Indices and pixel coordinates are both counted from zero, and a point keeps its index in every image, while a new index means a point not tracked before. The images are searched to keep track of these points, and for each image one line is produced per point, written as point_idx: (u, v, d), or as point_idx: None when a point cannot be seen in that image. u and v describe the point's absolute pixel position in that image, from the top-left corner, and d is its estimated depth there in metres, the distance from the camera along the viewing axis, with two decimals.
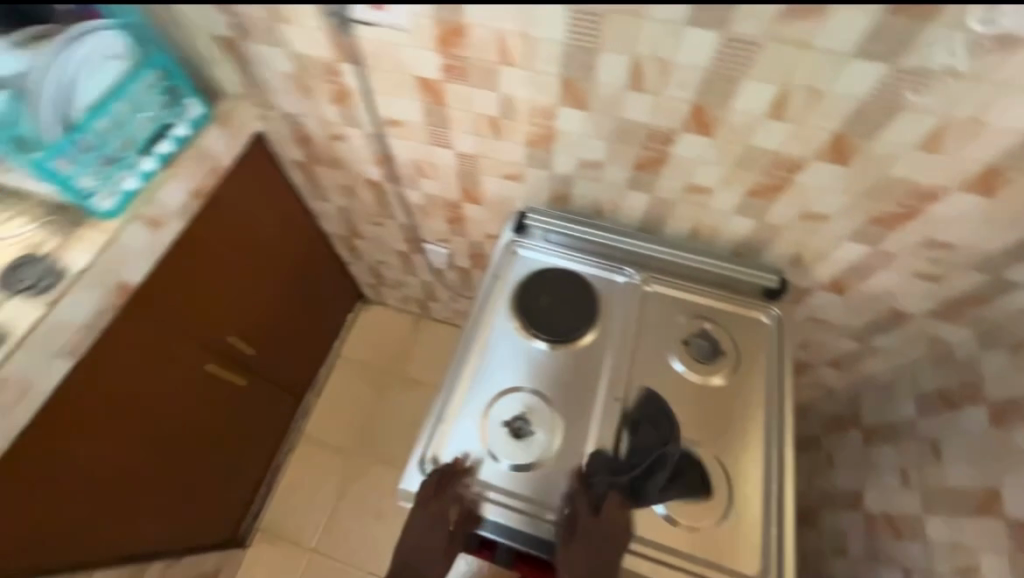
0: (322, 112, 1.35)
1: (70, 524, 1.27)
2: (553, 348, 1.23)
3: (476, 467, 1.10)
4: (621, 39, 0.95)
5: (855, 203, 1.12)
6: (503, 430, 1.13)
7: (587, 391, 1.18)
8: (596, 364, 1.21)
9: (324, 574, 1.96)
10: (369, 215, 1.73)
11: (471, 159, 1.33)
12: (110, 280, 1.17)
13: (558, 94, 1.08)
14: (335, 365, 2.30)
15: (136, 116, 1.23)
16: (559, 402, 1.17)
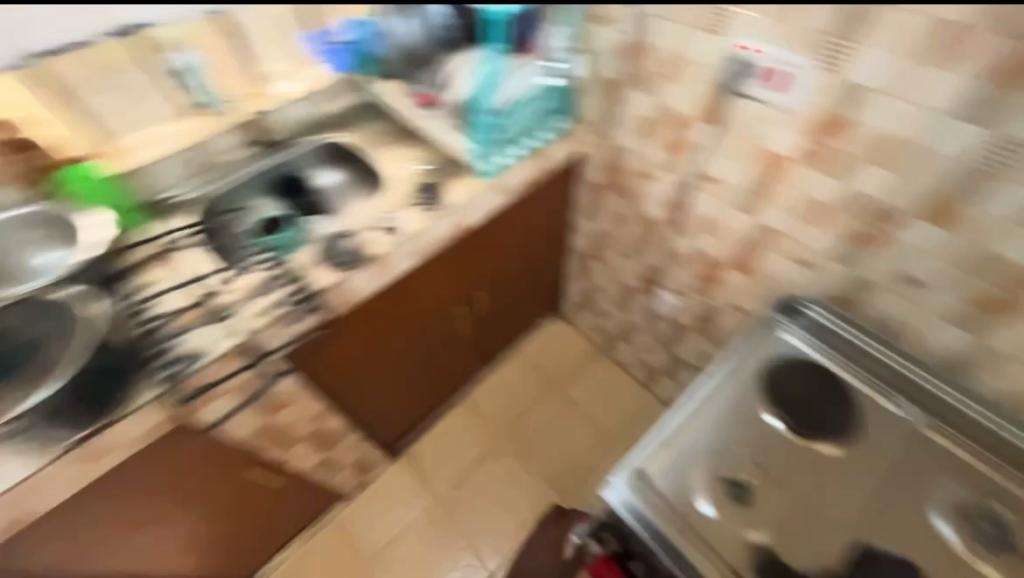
0: (650, 158, 1.16)
1: (257, 457, 1.13)
2: (813, 439, 0.90)
3: (688, 493, 0.83)
4: (911, 85, 0.75)
5: (994, 313, 0.85)
6: (719, 481, 0.85)
7: (837, 504, 0.83)
8: (861, 482, 0.86)
9: (387, 572, 1.58)
10: (623, 250, 1.45)
11: (771, 234, 1.04)
12: (412, 201, 1.13)
13: (912, 137, 0.78)
14: (512, 357, 2.00)
15: (543, 101, 1.17)
16: (806, 502, 0.83)
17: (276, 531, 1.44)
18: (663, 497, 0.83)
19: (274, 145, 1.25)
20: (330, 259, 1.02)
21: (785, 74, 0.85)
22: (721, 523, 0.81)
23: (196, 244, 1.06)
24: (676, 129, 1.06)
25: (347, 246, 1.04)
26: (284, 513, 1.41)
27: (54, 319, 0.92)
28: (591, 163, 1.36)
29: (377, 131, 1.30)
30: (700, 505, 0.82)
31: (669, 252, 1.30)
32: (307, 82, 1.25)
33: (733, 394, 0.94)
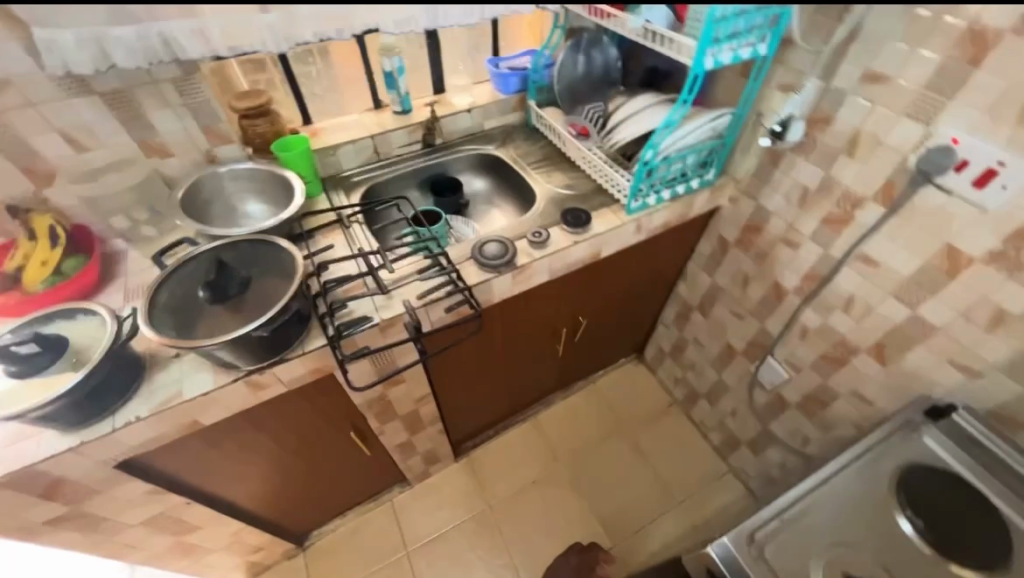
0: (804, 226, 1.14)
1: (374, 414, 1.20)
2: (955, 564, 0.80)
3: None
4: None
5: None
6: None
7: None
8: None
9: (426, 572, 1.55)
10: (738, 305, 1.43)
11: (925, 329, 0.97)
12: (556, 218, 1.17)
13: None
14: (585, 389, 1.99)
15: (704, 148, 1.14)
16: None
17: (345, 495, 1.51)
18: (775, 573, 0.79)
19: (435, 147, 1.40)
20: (483, 261, 1.04)
21: (990, 170, 0.78)
22: None
23: (362, 221, 1.17)
24: (840, 206, 1.03)
25: (496, 247, 1.07)
26: (358, 480, 1.47)
27: (267, 262, 0.89)
28: (722, 217, 1.36)
29: (526, 151, 1.41)
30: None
31: (796, 326, 1.25)
32: (476, 98, 1.41)
33: (864, 482, 0.89)
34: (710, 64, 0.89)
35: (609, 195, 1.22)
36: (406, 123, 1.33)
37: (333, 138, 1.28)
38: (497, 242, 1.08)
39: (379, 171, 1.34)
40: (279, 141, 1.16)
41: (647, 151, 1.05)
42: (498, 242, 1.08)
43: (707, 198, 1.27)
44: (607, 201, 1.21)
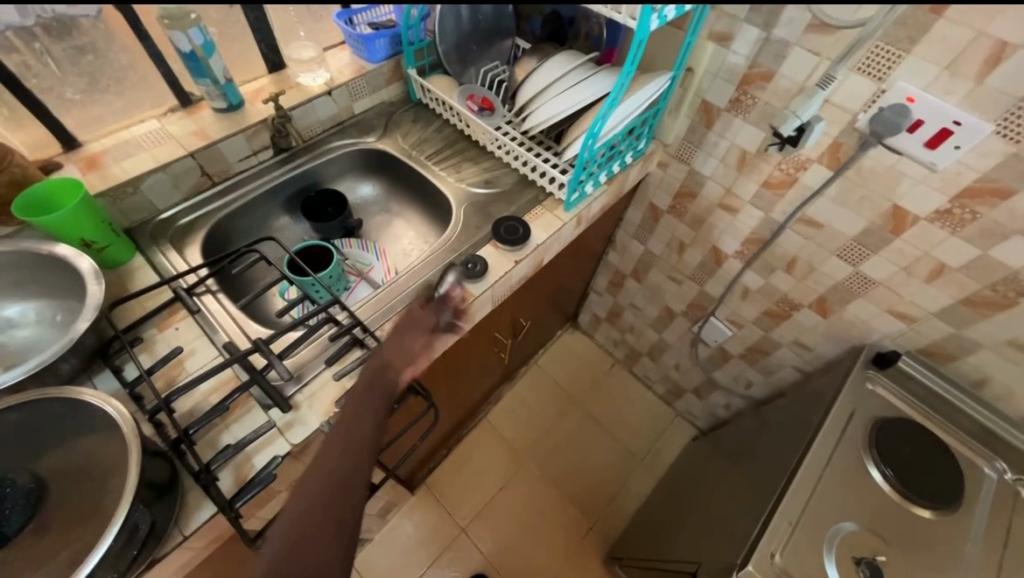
0: (739, 188, 1.07)
1: None
2: (905, 496, 0.86)
3: (817, 560, 0.81)
4: None
5: None
6: (849, 559, 0.81)
7: (950, 564, 0.81)
8: (956, 550, 0.82)
9: None
10: (674, 270, 1.38)
11: (865, 283, 0.99)
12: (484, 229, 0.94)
13: None
14: (529, 372, 1.90)
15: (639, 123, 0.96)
16: (923, 561, 0.81)
17: None
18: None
19: (294, 150, 1.03)
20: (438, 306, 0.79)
21: (944, 130, 0.74)
22: None
23: (216, 290, 0.81)
24: (782, 169, 0.97)
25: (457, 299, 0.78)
26: None
27: (89, 432, 0.58)
28: (652, 184, 1.24)
29: (418, 136, 1.10)
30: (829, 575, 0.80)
31: (737, 287, 1.24)
32: (333, 74, 1.04)
33: (844, 447, 0.92)
34: (655, 25, 0.68)
35: (540, 187, 1.01)
36: (239, 125, 0.93)
37: (125, 169, 0.84)
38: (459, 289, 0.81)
39: (221, 201, 0.95)
40: (18, 201, 0.72)
41: (586, 143, 0.84)
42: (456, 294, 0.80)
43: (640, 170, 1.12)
44: (537, 196, 1.00)
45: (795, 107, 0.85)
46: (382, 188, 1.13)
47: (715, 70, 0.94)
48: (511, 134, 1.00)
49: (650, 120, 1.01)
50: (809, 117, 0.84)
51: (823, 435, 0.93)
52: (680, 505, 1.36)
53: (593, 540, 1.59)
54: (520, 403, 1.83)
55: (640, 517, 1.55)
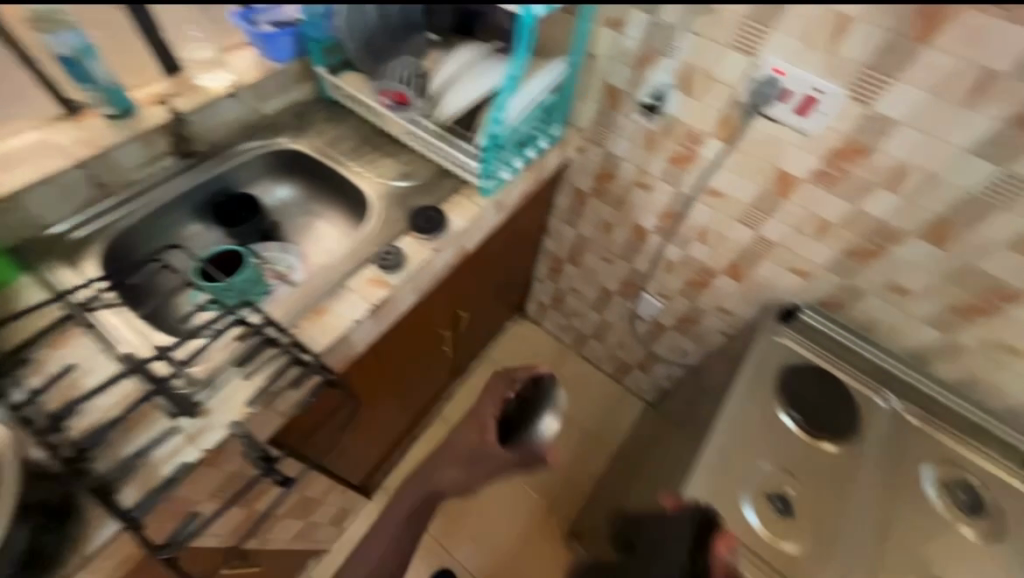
0: (649, 166, 1.13)
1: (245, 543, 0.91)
2: (807, 433, 0.95)
3: (738, 504, 0.87)
4: (940, 122, 0.74)
5: (991, 324, 0.88)
6: (763, 498, 0.88)
7: (848, 490, 0.90)
8: (853, 478, 0.91)
9: None
10: (605, 251, 1.43)
11: (767, 246, 1.07)
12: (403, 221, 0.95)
13: (909, 167, 0.79)
14: (482, 365, 1.91)
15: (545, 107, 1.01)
16: (825, 490, 0.90)
17: None
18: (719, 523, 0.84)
19: (199, 155, 1.00)
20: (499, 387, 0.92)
21: (810, 98, 0.82)
22: (764, 526, 0.85)
23: (115, 302, 0.76)
24: (683, 145, 1.03)
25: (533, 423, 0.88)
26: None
27: None
28: (573, 169, 1.28)
29: (334, 135, 1.09)
30: (748, 518, 0.85)
31: (661, 261, 1.31)
32: (236, 75, 1.01)
33: (758, 397, 0.99)
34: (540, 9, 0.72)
35: (458, 177, 1.02)
36: (132, 131, 0.88)
37: (3, 183, 0.78)
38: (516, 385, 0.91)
39: (120, 211, 0.90)
40: None
41: (489, 126, 0.88)
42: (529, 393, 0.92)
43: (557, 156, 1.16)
44: (456, 185, 1.01)
45: (647, 75, 0.97)
46: (301, 189, 1.11)
47: (614, 54, 0.99)
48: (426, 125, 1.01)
49: (557, 105, 1.06)
50: (664, 83, 0.96)
51: (735, 389, 0.99)
52: (629, 476, 1.41)
53: (555, 521, 1.63)
54: (476, 397, 1.84)
55: (596, 492, 1.60)
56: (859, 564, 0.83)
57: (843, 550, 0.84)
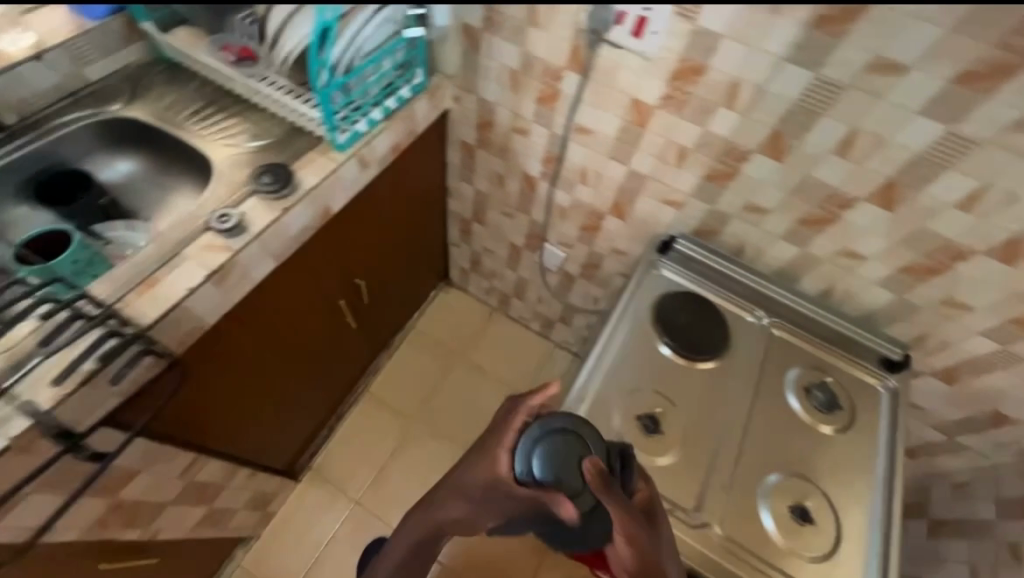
0: (521, 108, 1.10)
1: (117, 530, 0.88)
2: (680, 356, 0.98)
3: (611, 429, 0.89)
4: (757, 31, 0.75)
5: (838, 233, 0.92)
6: (635, 420, 0.91)
7: (716, 403, 0.94)
8: (721, 394, 0.95)
9: None
10: (503, 204, 1.41)
11: (639, 180, 1.07)
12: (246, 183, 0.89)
13: (740, 82, 0.81)
14: (410, 335, 1.87)
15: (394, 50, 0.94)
16: (694, 407, 0.94)
17: None
18: None
19: (11, 130, 0.91)
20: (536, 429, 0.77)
21: (642, 18, 0.81)
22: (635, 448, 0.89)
23: None
24: (545, 82, 1.01)
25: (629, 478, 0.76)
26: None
27: None
28: (455, 120, 1.24)
29: (177, 99, 1.01)
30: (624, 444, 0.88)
31: (554, 208, 1.30)
32: (40, 34, 0.91)
33: (636, 328, 1.01)
34: None
35: (312, 134, 0.97)
36: None
37: None
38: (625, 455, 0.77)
39: None
40: None
41: (315, 72, 0.83)
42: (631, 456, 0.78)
43: (428, 106, 1.11)
44: (310, 142, 0.96)
45: None
46: (146, 161, 1.02)
47: None
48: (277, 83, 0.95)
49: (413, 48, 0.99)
50: None
51: (615, 322, 1.01)
52: None
53: None
54: (404, 368, 1.80)
55: None
56: (722, 469, 0.88)
57: (710, 458, 0.89)
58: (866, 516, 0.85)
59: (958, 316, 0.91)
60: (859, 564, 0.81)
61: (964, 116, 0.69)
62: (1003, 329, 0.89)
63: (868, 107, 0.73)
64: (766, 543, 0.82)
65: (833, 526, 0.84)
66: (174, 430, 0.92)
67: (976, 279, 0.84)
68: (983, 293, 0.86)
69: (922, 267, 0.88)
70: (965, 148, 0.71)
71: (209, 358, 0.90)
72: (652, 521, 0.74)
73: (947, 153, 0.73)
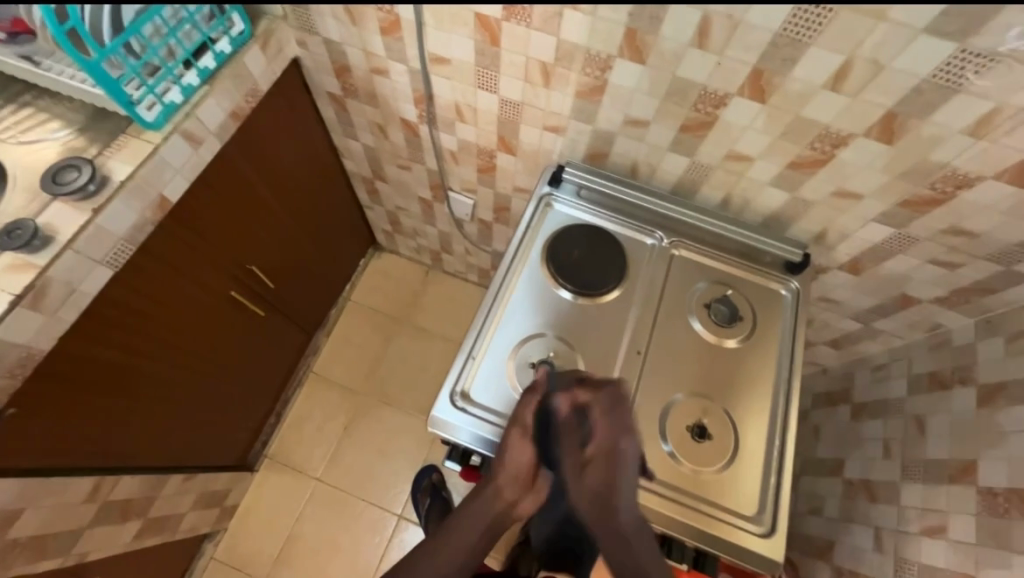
0: (370, 43, 0.96)
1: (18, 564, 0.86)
2: (577, 297, 0.92)
3: (508, 387, 0.85)
4: None
5: (723, 136, 0.84)
6: (530, 373, 0.86)
7: (616, 338, 0.90)
8: (621, 327, 0.91)
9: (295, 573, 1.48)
10: (395, 157, 1.28)
11: (515, 108, 0.96)
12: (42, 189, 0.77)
13: None
14: (345, 310, 1.78)
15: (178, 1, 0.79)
16: (594, 345, 0.89)
17: None
18: (487, 410, 0.83)
19: None
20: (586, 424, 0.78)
21: None
22: None
23: None
24: (383, 8, 0.88)
25: (589, 426, 0.74)
26: None
27: None
28: (310, 70, 1.09)
29: None
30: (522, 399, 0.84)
31: (444, 153, 1.19)
32: None
33: (531, 275, 0.94)
34: None
35: (121, 115, 0.84)
36: None
37: None
38: (614, 400, 0.74)
39: None
40: None
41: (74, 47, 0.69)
42: (601, 407, 0.74)
43: (266, 58, 0.96)
44: (118, 126, 0.84)
45: None
46: None
47: None
48: (60, 64, 0.80)
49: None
50: None
51: (511, 268, 0.93)
52: None
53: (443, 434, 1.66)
54: (345, 344, 1.74)
55: None
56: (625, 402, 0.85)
57: None
58: (765, 423, 0.86)
59: (849, 206, 0.88)
60: (758, 471, 0.83)
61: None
62: (895, 212, 0.85)
63: None
64: (671, 468, 0.81)
65: (733, 440, 0.85)
66: (49, 463, 0.87)
67: (860, 163, 0.79)
68: (870, 176, 0.81)
69: (808, 160, 0.82)
70: (823, 16, 0.63)
71: (62, 386, 0.82)
72: (611, 466, 0.72)
73: (803, 24, 0.65)
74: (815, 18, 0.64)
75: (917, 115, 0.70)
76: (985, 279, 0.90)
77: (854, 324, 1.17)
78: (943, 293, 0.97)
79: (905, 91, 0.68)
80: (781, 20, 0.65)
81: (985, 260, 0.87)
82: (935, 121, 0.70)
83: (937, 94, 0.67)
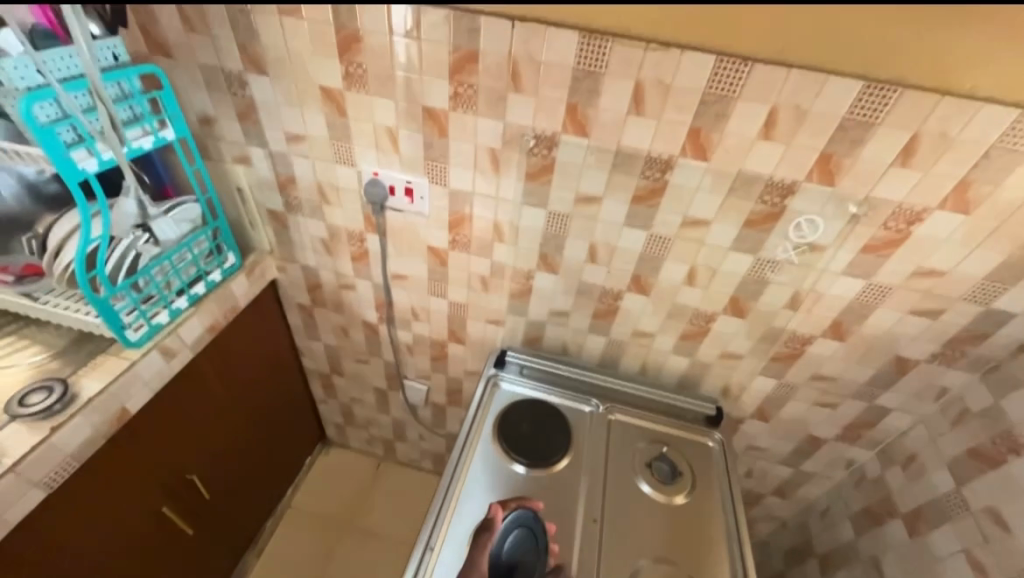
0: (340, 266, 1.19)
1: None
2: (531, 470, 0.98)
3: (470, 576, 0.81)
4: (490, 187, 0.94)
5: (627, 319, 1.08)
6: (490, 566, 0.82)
7: (573, 509, 0.93)
8: (575, 495, 0.95)
9: None
10: (355, 352, 1.41)
11: (461, 308, 1.17)
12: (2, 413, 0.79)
13: (501, 221, 0.98)
14: (283, 519, 1.60)
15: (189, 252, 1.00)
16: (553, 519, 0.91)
17: None
18: None
19: None
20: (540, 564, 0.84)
21: (408, 188, 0.98)
22: None
23: None
24: (355, 245, 1.13)
25: None
26: None
27: None
28: (285, 288, 1.28)
29: None
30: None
31: (400, 346, 1.33)
32: None
33: (485, 452, 1.00)
34: (93, 166, 0.78)
35: (102, 337, 0.93)
36: None
37: None
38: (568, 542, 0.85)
39: None
40: None
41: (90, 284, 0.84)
42: None
43: (248, 282, 1.14)
44: (98, 347, 0.92)
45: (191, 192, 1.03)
46: None
47: (257, 184, 1.07)
48: (58, 298, 0.92)
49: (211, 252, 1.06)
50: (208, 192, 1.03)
51: (465, 447, 0.99)
52: None
53: None
54: (280, 563, 1.51)
55: None
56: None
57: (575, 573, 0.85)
58: None
59: (737, 365, 1.09)
60: None
61: (652, 224, 0.92)
62: (770, 367, 1.07)
63: (592, 228, 0.94)
64: None
65: None
66: None
67: (730, 332, 1.04)
68: (741, 341, 1.05)
69: (692, 332, 1.06)
70: (665, 243, 0.93)
71: None
72: None
73: (656, 246, 0.94)
74: (663, 244, 0.94)
75: (753, 298, 0.97)
76: (862, 415, 1.09)
77: (787, 470, 1.27)
78: (838, 430, 1.13)
79: (738, 283, 0.96)
80: (642, 245, 0.95)
81: (852, 399, 1.07)
82: (766, 301, 0.97)
83: (759, 284, 0.95)
